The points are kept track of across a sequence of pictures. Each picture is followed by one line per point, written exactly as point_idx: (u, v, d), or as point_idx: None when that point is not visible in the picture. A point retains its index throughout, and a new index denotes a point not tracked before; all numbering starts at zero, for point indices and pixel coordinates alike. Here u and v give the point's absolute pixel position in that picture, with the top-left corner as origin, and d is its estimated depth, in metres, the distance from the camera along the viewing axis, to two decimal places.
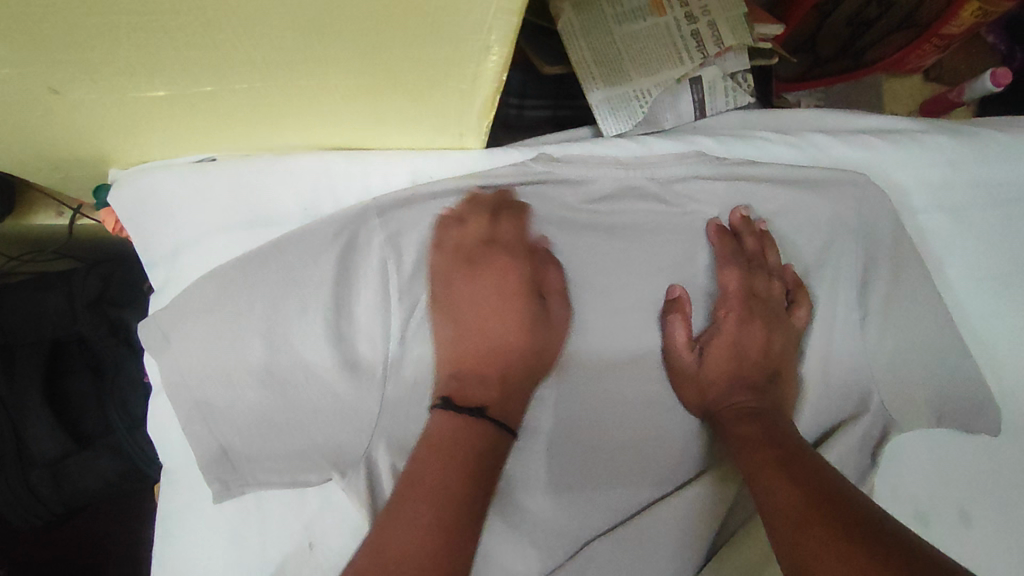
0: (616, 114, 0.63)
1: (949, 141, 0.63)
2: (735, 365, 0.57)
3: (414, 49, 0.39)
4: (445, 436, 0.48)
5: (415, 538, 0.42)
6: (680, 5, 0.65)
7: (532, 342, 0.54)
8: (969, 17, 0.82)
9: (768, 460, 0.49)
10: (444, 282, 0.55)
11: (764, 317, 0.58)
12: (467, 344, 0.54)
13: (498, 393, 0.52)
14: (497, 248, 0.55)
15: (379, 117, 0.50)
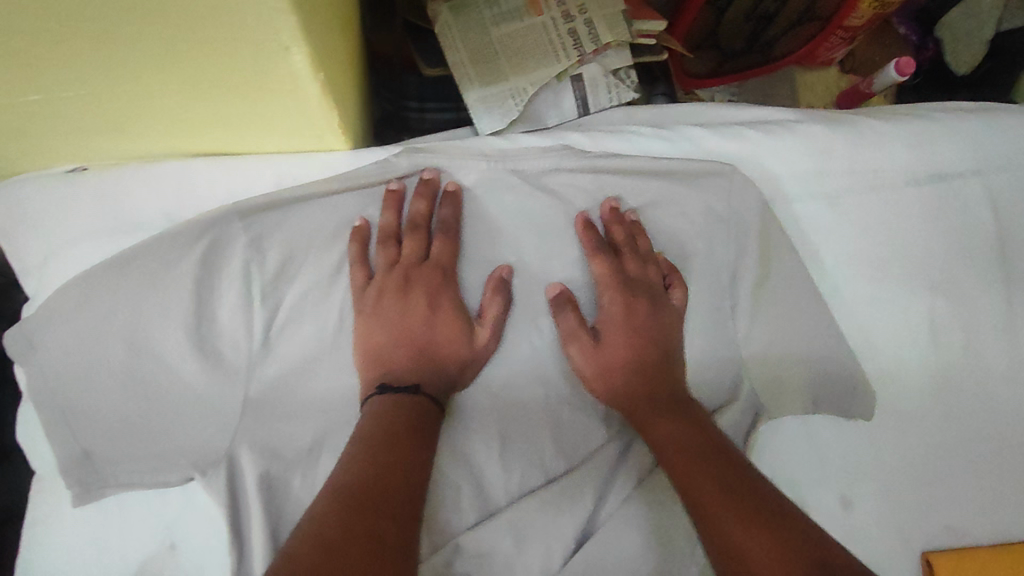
0: (492, 112, 0.63)
1: (822, 131, 0.64)
2: (622, 349, 0.55)
3: (222, 59, 0.40)
4: (380, 418, 0.49)
5: (346, 502, 0.42)
6: (557, 5, 0.65)
7: (448, 334, 0.54)
8: (869, 8, 0.82)
9: (687, 450, 0.49)
10: (405, 275, 0.54)
11: (643, 301, 0.56)
12: (382, 332, 0.53)
13: (423, 373, 0.52)
14: (423, 233, 0.55)
15: (230, 124, 0.51)
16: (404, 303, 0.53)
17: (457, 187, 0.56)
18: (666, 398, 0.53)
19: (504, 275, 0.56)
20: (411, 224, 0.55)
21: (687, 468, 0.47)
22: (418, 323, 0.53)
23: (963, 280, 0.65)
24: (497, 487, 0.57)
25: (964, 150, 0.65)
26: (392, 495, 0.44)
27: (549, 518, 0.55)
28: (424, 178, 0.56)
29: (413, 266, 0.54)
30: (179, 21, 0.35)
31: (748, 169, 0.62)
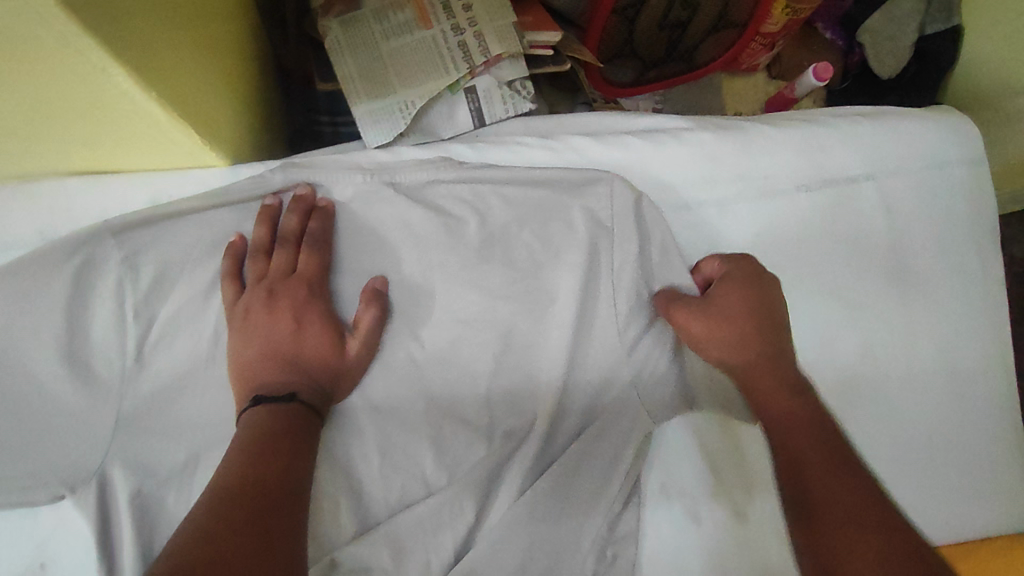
0: (380, 125, 0.64)
1: (711, 138, 0.64)
2: (753, 333, 0.56)
3: (51, 88, 0.39)
4: (252, 429, 0.49)
5: (227, 507, 0.43)
6: (447, 18, 0.66)
7: (315, 343, 0.54)
8: (782, 15, 0.82)
9: (804, 453, 0.49)
10: (271, 289, 0.54)
11: (739, 292, 0.58)
12: (252, 347, 0.53)
13: (290, 379, 0.52)
14: (296, 243, 0.56)
15: (92, 148, 0.50)
16: (272, 317, 0.53)
17: (330, 204, 0.58)
18: (790, 377, 0.55)
19: (377, 286, 0.57)
20: (281, 238, 0.56)
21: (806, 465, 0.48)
22: (286, 335, 0.53)
23: (857, 284, 0.64)
24: (376, 498, 0.55)
25: (855, 154, 0.65)
26: (264, 493, 0.44)
27: (425, 533, 0.54)
28: (296, 194, 0.58)
29: (281, 279, 0.55)
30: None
31: (632, 176, 0.63)
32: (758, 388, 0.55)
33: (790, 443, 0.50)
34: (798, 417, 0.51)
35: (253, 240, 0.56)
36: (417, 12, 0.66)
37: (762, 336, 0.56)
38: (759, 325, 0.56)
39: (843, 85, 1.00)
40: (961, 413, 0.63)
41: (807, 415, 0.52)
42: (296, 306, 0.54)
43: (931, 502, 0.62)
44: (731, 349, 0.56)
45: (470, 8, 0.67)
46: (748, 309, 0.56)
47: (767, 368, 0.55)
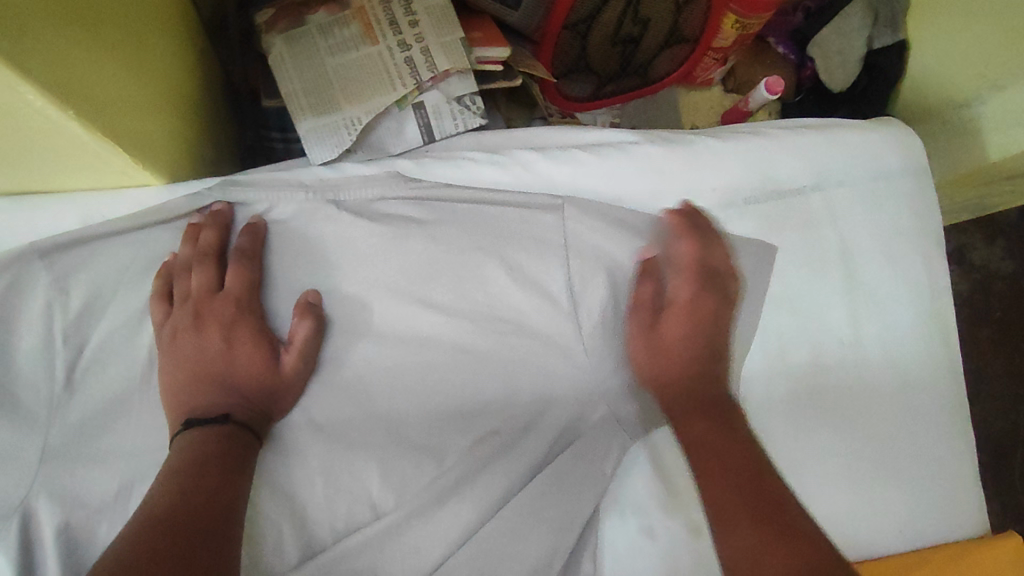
0: (324, 142, 0.63)
1: (659, 151, 0.63)
2: (694, 353, 0.57)
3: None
4: (185, 453, 0.47)
5: (154, 530, 0.41)
6: (393, 34, 0.66)
7: (251, 361, 0.52)
8: (731, 30, 0.85)
9: (736, 432, 0.52)
10: (199, 309, 0.53)
11: (714, 294, 0.59)
12: (182, 371, 0.51)
13: (224, 402, 0.50)
14: (211, 262, 0.54)
15: (13, 168, 0.48)
16: (202, 341, 0.52)
17: (258, 221, 0.56)
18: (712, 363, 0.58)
19: (310, 299, 0.55)
20: (199, 254, 0.55)
21: (772, 486, 0.47)
22: (216, 359, 0.52)
23: (808, 293, 0.64)
24: (321, 523, 0.53)
25: (804, 164, 0.65)
26: (191, 519, 0.42)
27: (372, 557, 0.52)
28: (213, 210, 0.56)
29: (206, 300, 0.53)
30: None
31: (584, 191, 0.62)
32: (704, 369, 0.57)
33: (710, 436, 0.52)
34: (707, 411, 0.54)
35: (180, 257, 0.55)
36: (362, 28, 0.66)
37: (692, 351, 0.57)
38: (705, 347, 0.58)
39: (797, 99, 1.00)
40: (912, 420, 0.63)
41: (714, 406, 0.54)
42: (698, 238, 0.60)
43: (888, 511, 0.62)
44: (708, 335, 0.58)
45: (416, 24, 0.66)
46: (704, 328, 0.58)
47: (705, 341, 0.58)
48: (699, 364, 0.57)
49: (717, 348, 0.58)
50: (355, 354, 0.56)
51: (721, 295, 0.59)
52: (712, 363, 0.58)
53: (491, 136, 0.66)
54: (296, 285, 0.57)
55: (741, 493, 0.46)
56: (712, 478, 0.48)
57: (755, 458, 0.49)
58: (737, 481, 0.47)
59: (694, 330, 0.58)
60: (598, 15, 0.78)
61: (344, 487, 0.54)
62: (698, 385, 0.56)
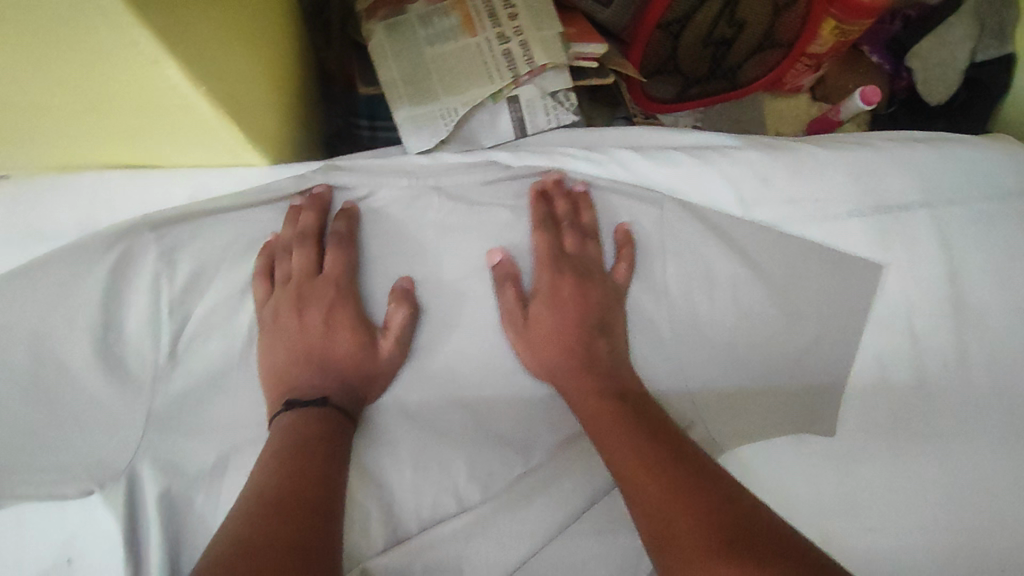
0: (421, 131, 0.63)
1: (760, 157, 0.62)
2: (566, 339, 0.56)
3: (82, 65, 0.38)
4: (288, 431, 0.49)
5: (265, 518, 0.41)
6: (492, 26, 0.66)
7: (347, 346, 0.54)
8: (831, 36, 0.82)
9: (606, 428, 0.51)
10: (300, 292, 0.55)
11: (575, 271, 0.57)
12: (283, 352, 0.54)
13: (323, 384, 0.53)
14: (310, 245, 0.56)
15: (137, 141, 0.50)
16: (301, 323, 0.54)
17: (352, 204, 0.57)
18: (596, 334, 0.57)
19: (404, 285, 0.56)
20: (301, 236, 0.56)
21: (662, 488, 0.45)
22: (316, 342, 0.54)
23: (907, 314, 0.62)
24: (409, 510, 0.53)
25: (910, 181, 0.63)
26: (299, 507, 0.43)
27: (459, 548, 0.52)
28: (314, 192, 0.57)
29: (306, 282, 0.55)
30: (16, 29, 0.34)
31: (681, 194, 0.61)
32: (591, 351, 0.56)
33: (602, 427, 0.52)
34: (609, 400, 0.53)
35: (283, 238, 0.57)
36: (462, 18, 0.66)
37: (568, 330, 0.56)
38: (585, 322, 0.57)
39: (889, 110, 0.96)
40: (1022, 453, 0.60)
41: (618, 390, 0.54)
42: (560, 219, 0.59)
43: (993, 546, 0.58)
44: (568, 316, 0.57)
45: (516, 17, 0.66)
46: (573, 308, 0.57)
47: (575, 311, 0.57)
48: (565, 333, 0.56)
49: (585, 321, 0.57)
50: (445, 346, 0.56)
51: (586, 270, 0.58)
52: (590, 343, 0.56)
53: (584, 133, 0.66)
54: (391, 273, 0.57)
55: (667, 491, 0.45)
56: (624, 469, 0.48)
57: (629, 456, 0.48)
58: (653, 483, 0.46)
59: (559, 306, 0.57)
60: (694, 15, 0.77)
61: (434, 476, 0.54)
62: (580, 372, 0.55)
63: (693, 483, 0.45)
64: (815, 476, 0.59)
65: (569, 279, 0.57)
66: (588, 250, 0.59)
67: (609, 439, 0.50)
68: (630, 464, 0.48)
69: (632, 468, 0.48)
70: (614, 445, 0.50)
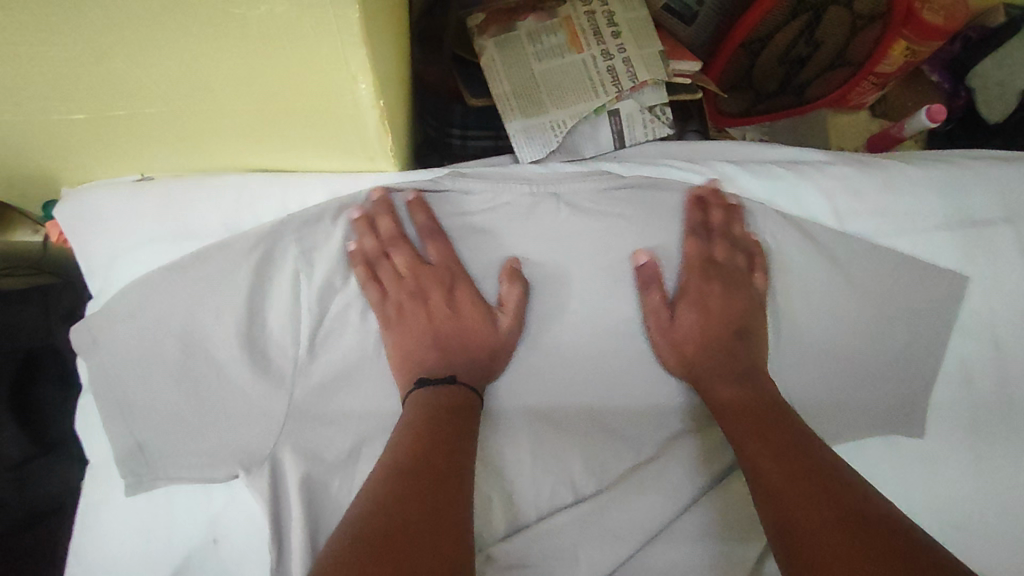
0: (533, 142, 0.67)
1: (854, 173, 0.66)
2: (710, 337, 0.61)
3: (289, 78, 0.42)
4: (427, 405, 0.53)
5: (398, 499, 0.44)
6: (597, 44, 0.69)
7: (474, 326, 0.58)
8: (900, 56, 0.85)
9: (743, 421, 0.55)
10: (415, 285, 0.59)
11: (721, 281, 0.62)
12: (412, 338, 0.58)
13: (454, 363, 0.58)
14: (399, 245, 0.58)
15: (292, 145, 0.54)
16: (427, 309, 0.58)
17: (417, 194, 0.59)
18: (742, 339, 0.61)
19: (513, 264, 0.60)
20: (389, 240, 0.59)
21: (794, 483, 0.48)
22: (447, 326, 0.59)
23: (990, 324, 0.65)
24: (529, 500, 0.57)
25: (996, 197, 0.67)
26: (435, 495, 0.45)
27: (575, 538, 0.55)
28: (374, 199, 0.58)
29: (420, 271, 0.59)
30: (253, 42, 0.38)
31: (779, 206, 0.65)
32: (737, 352, 0.60)
33: (737, 422, 0.55)
34: (749, 400, 0.56)
35: (368, 246, 0.59)
36: (569, 36, 0.69)
37: (712, 332, 0.61)
38: (727, 326, 0.61)
39: (946, 128, 0.99)
40: None
41: (758, 382, 0.58)
42: (712, 228, 0.63)
43: None
44: (716, 319, 0.61)
45: (619, 35, 0.70)
46: (721, 313, 0.61)
47: (721, 316, 0.61)
48: (710, 335, 0.61)
49: (730, 327, 0.61)
50: (562, 343, 0.61)
51: (732, 278, 0.62)
52: (733, 346, 0.61)
53: (680, 147, 0.70)
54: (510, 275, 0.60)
55: (798, 487, 0.48)
56: (756, 460, 0.51)
57: (763, 450, 0.52)
58: (782, 475, 0.49)
59: (710, 312, 0.61)
60: (776, 35, 0.81)
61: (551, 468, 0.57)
62: (720, 372, 0.59)
63: (824, 482, 0.48)
64: (905, 477, 0.63)
65: (718, 287, 0.62)
66: (735, 260, 0.62)
67: (747, 433, 0.54)
68: (764, 457, 0.51)
69: (756, 446, 0.52)
70: (747, 439, 0.53)
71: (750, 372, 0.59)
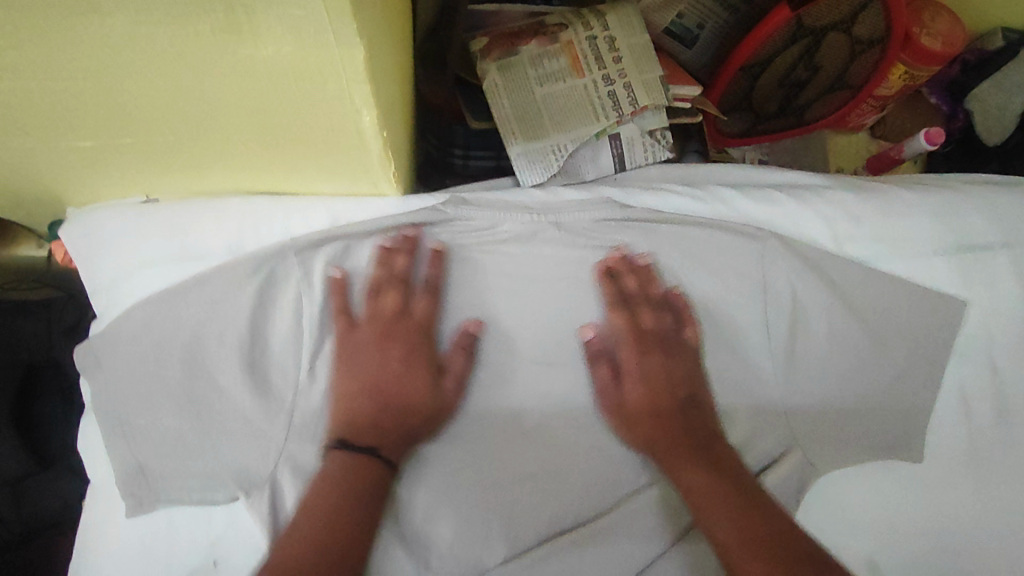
0: (534, 167, 0.67)
1: (851, 198, 0.66)
2: (659, 412, 0.59)
3: (295, 107, 0.42)
4: (336, 474, 0.52)
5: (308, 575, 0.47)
6: (598, 68, 0.70)
7: (421, 388, 0.57)
8: (899, 80, 0.86)
9: (692, 467, 0.55)
10: (376, 334, 0.58)
11: (661, 350, 0.60)
12: (358, 398, 0.56)
13: (387, 437, 0.56)
14: (343, 287, 0.58)
15: (296, 169, 0.55)
16: (381, 360, 0.57)
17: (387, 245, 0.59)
18: (684, 395, 0.60)
19: (438, 262, 0.59)
20: (337, 287, 0.58)
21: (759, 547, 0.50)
22: (393, 380, 0.57)
23: (988, 350, 0.66)
24: (527, 525, 0.57)
25: (994, 223, 0.67)
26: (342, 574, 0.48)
27: (572, 562, 0.55)
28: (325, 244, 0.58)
29: (396, 321, 0.58)
30: (263, 80, 0.38)
31: (780, 229, 0.65)
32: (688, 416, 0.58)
33: (681, 471, 0.56)
34: (698, 448, 0.56)
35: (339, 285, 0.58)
36: (570, 60, 0.70)
37: (659, 396, 0.59)
38: (676, 395, 0.59)
39: (944, 150, 1.00)
40: None
41: (698, 437, 0.57)
42: (631, 296, 0.61)
43: None
44: (666, 378, 0.60)
45: (620, 60, 0.71)
46: (668, 378, 0.60)
47: (662, 379, 0.60)
48: (655, 392, 0.59)
49: (676, 390, 0.60)
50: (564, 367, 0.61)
51: (666, 345, 0.60)
52: (680, 412, 0.59)
53: (679, 170, 0.70)
54: (511, 301, 0.61)
55: (762, 552, 0.49)
56: (711, 518, 0.53)
57: (728, 507, 0.52)
58: (757, 534, 0.50)
59: (660, 378, 0.60)
60: (776, 58, 0.82)
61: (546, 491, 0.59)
62: (659, 451, 0.57)
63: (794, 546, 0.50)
64: (903, 501, 0.63)
65: (658, 354, 0.60)
66: (665, 325, 0.61)
67: (703, 502, 0.53)
68: (723, 515, 0.52)
69: (709, 502, 0.53)
70: (701, 482, 0.54)
71: (700, 421, 0.58)
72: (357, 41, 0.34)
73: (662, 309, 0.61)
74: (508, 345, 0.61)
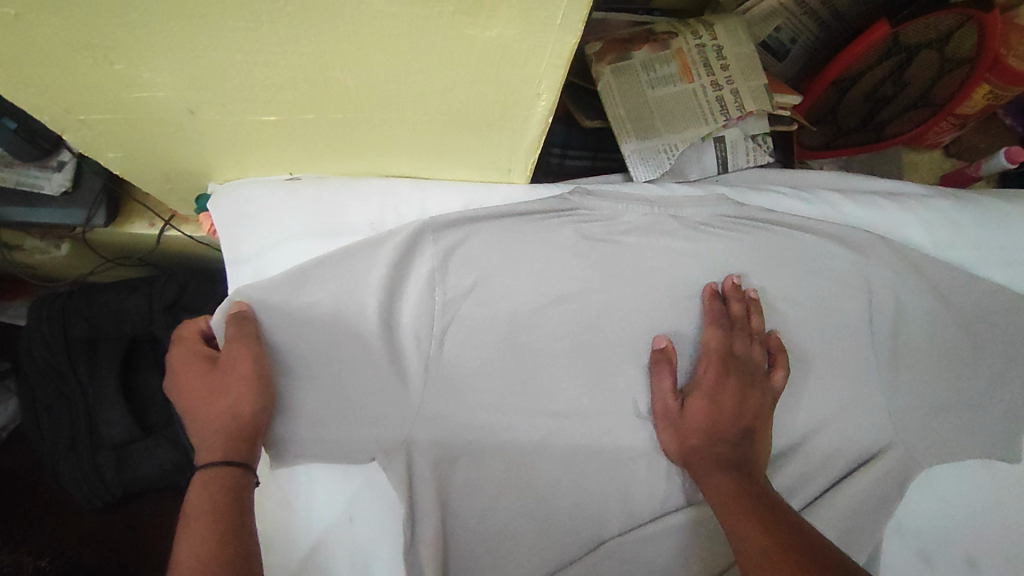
0: (647, 163, 0.71)
1: (953, 206, 0.69)
2: (711, 431, 0.60)
3: (480, 91, 0.46)
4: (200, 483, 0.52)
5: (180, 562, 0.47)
6: (707, 74, 0.74)
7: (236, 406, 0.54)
8: (981, 99, 0.88)
9: (718, 473, 0.57)
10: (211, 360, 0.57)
11: (739, 377, 0.62)
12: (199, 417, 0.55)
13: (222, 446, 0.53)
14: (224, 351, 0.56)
15: (443, 152, 0.58)
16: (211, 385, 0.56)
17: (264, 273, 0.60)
18: (755, 431, 0.61)
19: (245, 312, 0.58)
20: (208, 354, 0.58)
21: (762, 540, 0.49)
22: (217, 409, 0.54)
23: None
24: (642, 500, 0.65)
25: None
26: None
27: (681, 537, 0.62)
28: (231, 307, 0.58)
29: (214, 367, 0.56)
30: (470, 64, 0.43)
31: (884, 234, 0.68)
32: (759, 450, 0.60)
33: (710, 479, 0.57)
34: (729, 463, 0.58)
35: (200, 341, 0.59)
36: (680, 66, 0.74)
37: (721, 424, 0.61)
38: (737, 424, 0.61)
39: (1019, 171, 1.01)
40: None
41: (744, 458, 0.58)
42: (734, 321, 0.64)
43: None
44: (721, 397, 0.61)
45: (727, 67, 0.74)
46: (733, 406, 0.61)
47: (728, 408, 0.61)
48: (713, 410, 0.61)
49: (744, 419, 0.61)
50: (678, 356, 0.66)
51: (749, 376, 0.63)
52: (747, 444, 0.60)
53: (777, 173, 0.74)
54: (630, 294, 0.65)
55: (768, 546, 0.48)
56: (738, 529, 0.52)
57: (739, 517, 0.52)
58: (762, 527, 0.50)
59: (728, 405, 0.61)
60: (867, 73, 0.86)
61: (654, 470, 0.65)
62: (704, 472, 0.58)
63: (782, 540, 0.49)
64: (999, 499, 0.66)
65: (732, 381, 0.62)
66: (750, 353, 0.64)
67: (725, 501, 0.54)
68: (747, 522, 0.51)
69: (732, 501, 0.54)
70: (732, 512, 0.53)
71: (733, 445, 0.60)
72: (576, 26, 0.39)
73: (760, 344, 0.65)
74: (621, 333, 0.65)
